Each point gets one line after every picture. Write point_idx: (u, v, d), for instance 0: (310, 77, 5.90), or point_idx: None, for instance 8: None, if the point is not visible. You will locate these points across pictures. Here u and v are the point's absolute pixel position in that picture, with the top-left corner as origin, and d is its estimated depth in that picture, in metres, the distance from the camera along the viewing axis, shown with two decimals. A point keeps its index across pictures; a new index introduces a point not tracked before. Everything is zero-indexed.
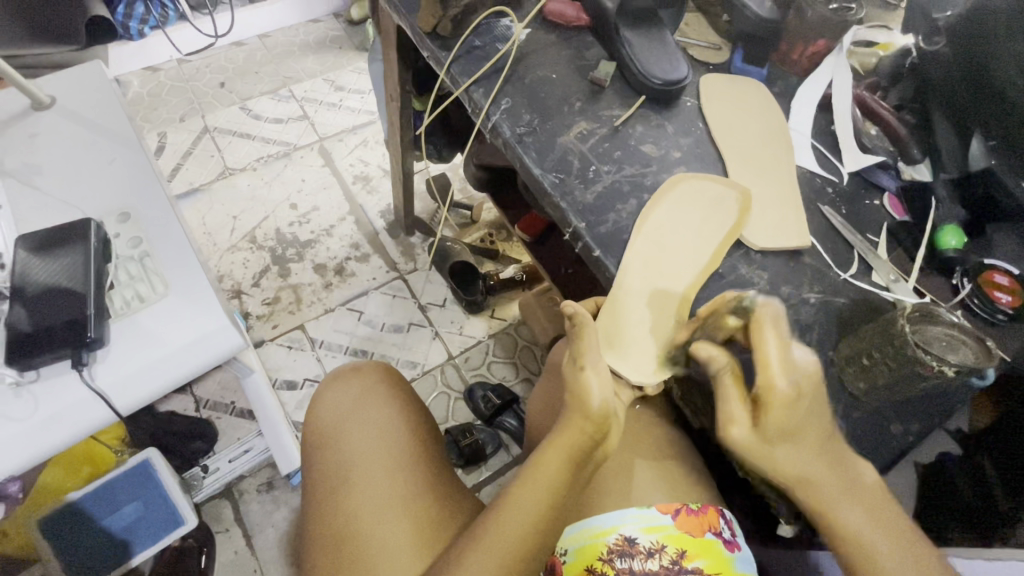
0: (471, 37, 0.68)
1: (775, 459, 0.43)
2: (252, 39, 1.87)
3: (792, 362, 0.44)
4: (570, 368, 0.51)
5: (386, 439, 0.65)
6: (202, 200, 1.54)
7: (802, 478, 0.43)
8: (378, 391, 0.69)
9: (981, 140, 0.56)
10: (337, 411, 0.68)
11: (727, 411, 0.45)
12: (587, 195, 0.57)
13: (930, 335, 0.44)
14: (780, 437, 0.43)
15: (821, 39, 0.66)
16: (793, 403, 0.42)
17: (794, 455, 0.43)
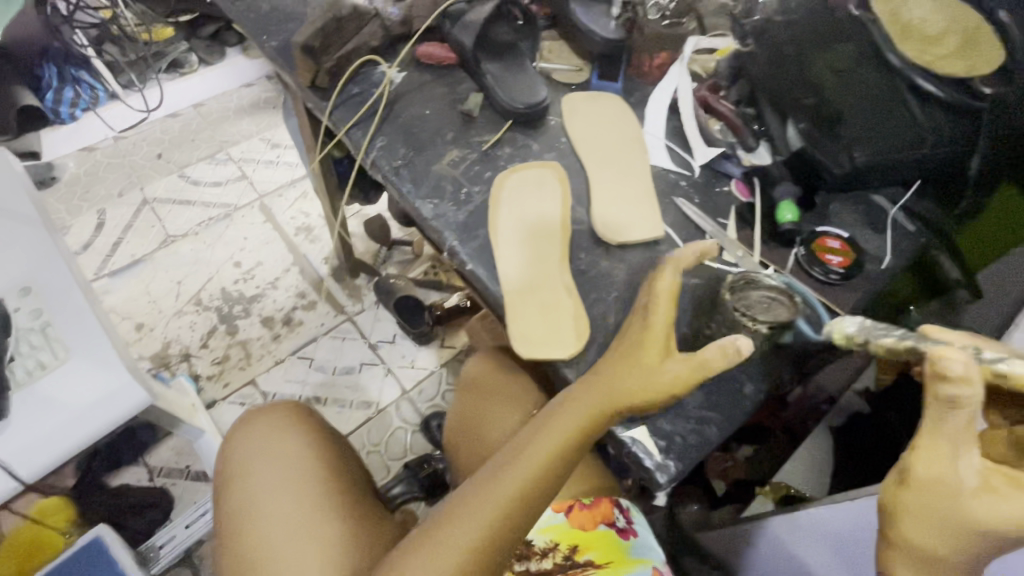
0: (350, 84, 0.73)
1: (946, 502, 0.36)
2: (187, 110, 1.87)
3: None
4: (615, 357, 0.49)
5: (301, 472, 0.62)
6: (144, 271, 1.53)
7: (933, 518, 0.37)
8: (293, 423, 0.68)
9: (795, 125, 0.63)
10: (249, 449, 0.65)
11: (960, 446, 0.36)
12: (460, 215, 0.62)
13: (751, 299, 0.50)
14: (983, 500, 0.36)
15: (663, 51, 0.73)
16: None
17: (966, 520, 0.36)
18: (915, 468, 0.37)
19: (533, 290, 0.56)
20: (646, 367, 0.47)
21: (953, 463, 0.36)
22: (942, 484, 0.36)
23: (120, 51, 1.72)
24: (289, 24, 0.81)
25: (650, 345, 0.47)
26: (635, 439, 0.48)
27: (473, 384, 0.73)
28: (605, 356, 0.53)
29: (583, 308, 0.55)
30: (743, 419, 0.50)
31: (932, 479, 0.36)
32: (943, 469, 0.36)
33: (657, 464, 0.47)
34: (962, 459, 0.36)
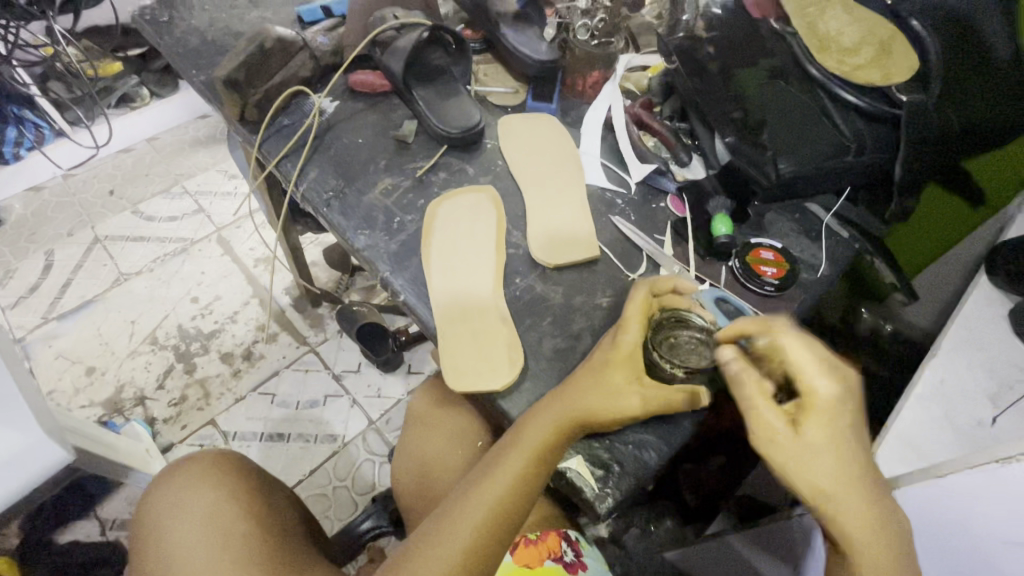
0: (280, 115, 0.71)
1: (809, 473, 0.43)
2: (140, 144, 1.75)
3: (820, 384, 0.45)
4: (576, 381, 0.48)
5: (220, 516, 0.60)
6: (95, 311, 1.40)
7: (820, 490, 0.43)
8: (214, 470, 0.64)
9: (722, 140, 0.62)
10: (164, 503, 0.61)
11: (762, 415, 0.45)
12: (392, 244, 0.61)
13: (681, 339, 0.52)
14: (813, 447, 0.43)
15: (596, 70, 0.73)
16: (835, 412, 0.44)
17: (825, 472, 0.43)
18: (775, 461, 0.44)
19: (464, 315, 0.55)
20: (600, 381, 0.47)
21: (776, 430, 0.44)
22: (794, 457, 0.43)
23: (65, 88, 1.57)
24: (219, 57, 0.80)
25: (616, 365, 0.48)
26: (572, 468, 0.47)
27: (415, 419, 0.72)
28: (540, 383, 0.52)
29: (517, 336, 0.54)
30: (682, 441, 0.49)
31: (789, 457, 0.44)
32: (775, 444, 0.44)
33: (595, 494, 0.47)
34: (772, 421, 0.45)
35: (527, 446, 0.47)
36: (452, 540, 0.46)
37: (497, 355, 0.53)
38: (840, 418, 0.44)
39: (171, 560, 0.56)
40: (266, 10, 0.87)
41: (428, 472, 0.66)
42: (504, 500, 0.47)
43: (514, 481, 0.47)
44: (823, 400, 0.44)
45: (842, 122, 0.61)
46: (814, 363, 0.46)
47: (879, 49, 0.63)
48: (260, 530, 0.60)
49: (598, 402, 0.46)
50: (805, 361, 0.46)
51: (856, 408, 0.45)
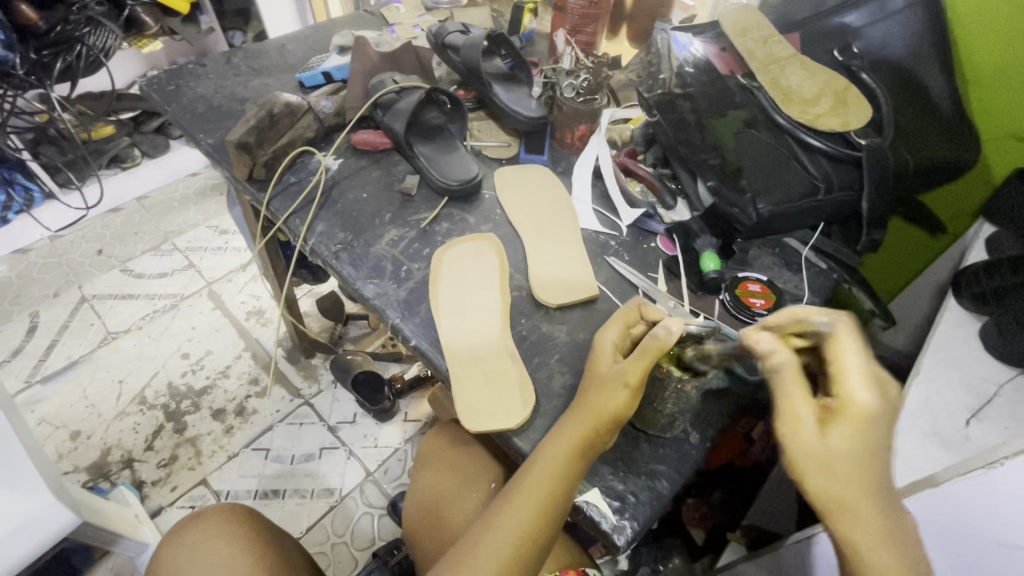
0: (287, 174, 0.75)
1: (828, 478, 0.41)
2: (130, 203, 1.76)
3: (867, 385, 0.44)
4: (591, 387, 0.49)
5: (233, 565, 0.60)
6: (82, 372, 1.37)
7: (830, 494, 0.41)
8: (226, 520, 0.65)
9: (704, 184, 0.67)
10: (176, 560, 0.61)
11: (791, 414, 0.44)
12: (401, 291, 0.64)
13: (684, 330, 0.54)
14: (835, 451, 0.42)
15: (582, 124, 0.78)
16: (866, 422, 0.42)
17: (834, 468, 0.41)
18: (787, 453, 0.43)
19: (475, 354, 0.58)
20: (603, 380, 0.49)
21: (795, 413, 0.44)
22: (812, 455, 0.42)
23: (57, 152, 1.56)
24: (225, 121, 0.85)
25: (600, 361, 0.51)
26: (590, 501, 0.49)
27: (429, 461, 0.73)
28: (551, 420, 0.54)
29: (528, 374, 0.56)
30: (692, 469, 0.51)
31: (792, 434, 0.43)
32: (797, 445, 0.43)
33: (613, 526, 0.48)
34: (798, 411, 0.44)
35: (542, 468, 0.47)
36: (482, 566, 0.45)
37: (515, 387, 0.55)
38: (878, 428, 0.42)
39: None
40: (269, 77, 0.92)
41: (442, 512, 0.66)
42: (526, 525, 0.47)
43: (536, 508, 0.47)
44: (867, 397, 0.43)
45: (811, 165, 0.67)
46: (866, 374, 0.44)
47: (836, 100, 0.70)
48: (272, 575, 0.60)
49: (606, 401, 0.47)
50: (853, 365, 0.45)
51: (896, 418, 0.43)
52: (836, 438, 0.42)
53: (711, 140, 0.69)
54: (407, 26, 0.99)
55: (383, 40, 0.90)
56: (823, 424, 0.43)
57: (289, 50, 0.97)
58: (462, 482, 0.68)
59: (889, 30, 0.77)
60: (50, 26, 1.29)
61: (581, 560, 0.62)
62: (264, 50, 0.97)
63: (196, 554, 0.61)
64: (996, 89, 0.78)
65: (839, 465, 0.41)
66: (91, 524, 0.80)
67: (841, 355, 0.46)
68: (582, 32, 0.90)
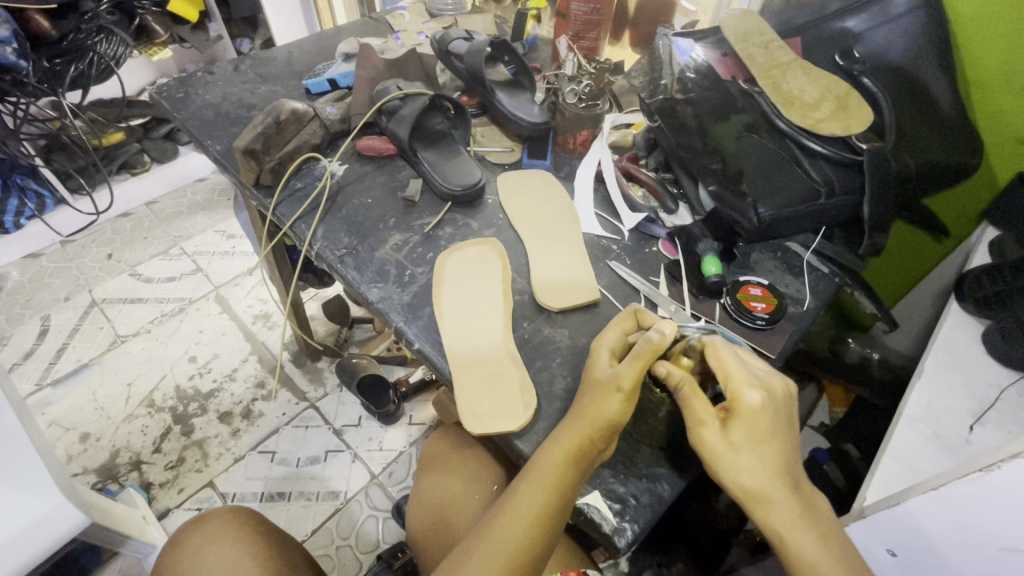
0: (293, 179, 0.76)
1: (739, 476, 0.44)
2: (139, 208, 1.79)
3: (751, 382, 0.46)
4: (587, 394, 0.50)
5: (238, 566, 0.61)
6: (91, 376, 1.39)
7: (747, 489, 0.44)
8: (233, 521, 0.66)
9: (706, 189, 0.68)
10: (183, 561, 0.62)
11: (696, 420, 0.46)
12: (404, 295, 0.65)
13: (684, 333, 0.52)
14: (739, 450, 0.44)
15: (585, 129, 0.79)
16: (759, 418, 0.45)
17: (742, 468, 0.44)
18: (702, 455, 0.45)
19: (477, 359, 0.58)
20: (597, 384, 0.49)
21: (700, 421, 0.45)
22: (719, 456, 0.44)
23: (68, 159, 1.58)
24: (232, 128, 0.86)
25: (594, 370, 0.51)
26: (590, 504, 0.49)
27: (432, 464, 0.73)
28: (552, 423, 0.55)
29: (529, 377, 0.57)
30: (693, 472, 0.51)
31: (701, 444, 0.45)
32: (707, 448, 0.45)
33: (614, 528, 0.48)
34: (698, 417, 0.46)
35: (539, 476, 0.47)
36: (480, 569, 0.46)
37: (517, 392, 0.56)
38: (767, 420, 0.45)
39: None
40: (276, 84, 0.94)
41: (444, 517, 0.67)
42: (524, 530, 0.47)
43: (534, 515, 0.47)
44: (752, 394, 0.45)
45: (812, 169, 0.68)
46: (747, 372, 0.47)
47: (837, 104, 0.71)
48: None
49: (599, 408, 0.47)
50: (737, 368, 0.47)
51: (782, 408, 0.46)
52: (735, 440, 0.44)
53: (714, 144, 0.70)
54: (411, 34, 1.00)
55: (388, 47, 0.91)
56: (724, 425, 0.45)
57: (296, 58, 0.99)
58: (463, 487, 0.68)
59: (890, 34, 0.77)
60: (62, 35, 1.31)
61: (583, 563, 0.62)
62: (271, 57, 0.98)
63: (202, 554, 0.62)
64: (999, 92, 0.78)
65: (744, 464, 0.44)
66: (101, 525, 0.81)
67: (723, 361, 0.48)
68: (585, 39, 0.91)
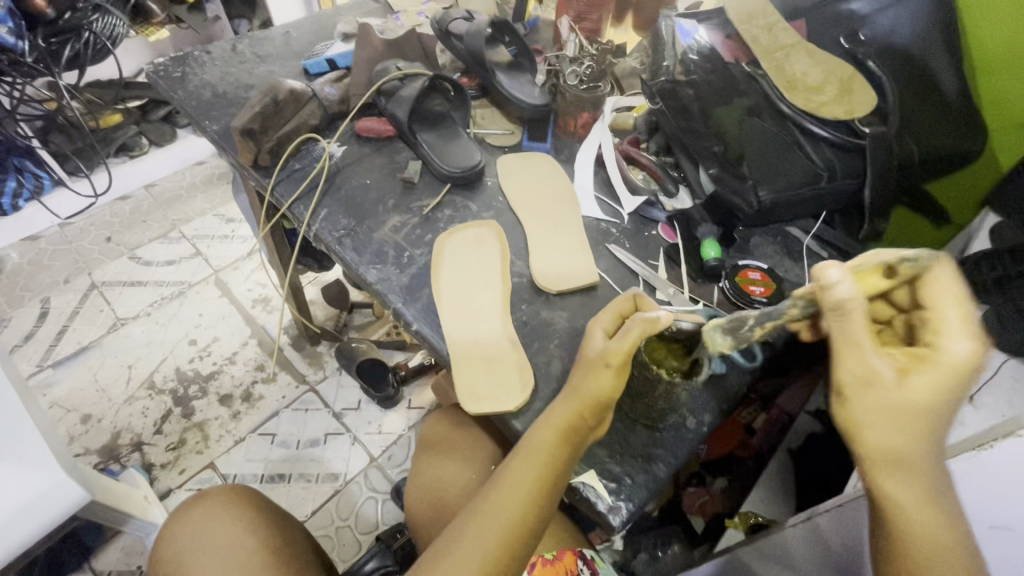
0: (291, 160, 0.76)
1: (890, 432, 0.41)
2: (137, 191, 1.78)
3: (962, 337, 0.42)
4: (579, 371, 0.50)
5: (237, 543, 0.62)
6: (92, 358, 1.39)
7: (892, 450, 0.42)
8: (233, 499, 0.66)
9: (705, 172, 0.68)
10: (183, 537, 0.63)
11: (875, 367, 0.41)
12: (403, 277, 0.65)
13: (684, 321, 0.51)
14: (916, 406, 0.41)
15: (585, 112, 0.78)
16: (957, 378, 0.41)
17: (902, 424, 0.41)
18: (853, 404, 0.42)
19: (475, 342, 0.58)
20: (589, 361, 0.50)
21: (874, 365, 0.41)
22: (887, 413, 0.41)
23: (67, 140, 1.58)
24: (230, 108, 0.85)
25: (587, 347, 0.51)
26: (586, 483, 0.49)
27: (431, 443, 0.74)
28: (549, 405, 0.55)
29: (527, 358, 0.57)
30: (688, 452, 0.52)
31: (864, 386, 0.42)
32: (874, 395, 0.41)
33: (609, 507, 0.48)
34: (879, 366, 0.41)
35: (531, 451, 0.48)
36: (476, 541, 0.46)
37: (514, 375, 0.56)
38: (961, 383, 0.41)
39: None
40: (274, 64, 0.93)
41: (441, 495, 0.68)
42: (518, 502, 0.47)
43: (526, 489, 0.48)
44: (966, 354, 0.41)
45: (814, 152, 0.67)
46: (961, 327, 0.42)
47: (841, 87, 0.70)
48: (276, 554, 0.62)
49: (590, 384, 0.48)
50: (951, 318, 0.42)
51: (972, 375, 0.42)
52: (914, 395, 0.41)
53: (715, 127, 0.69)
54: (411, 13, 0.98)
55: (387, 27, 0.90)
56: (909, 376, 0.42)
57: (294, 37, 0.98)
58: (460, 467, 0.69)
59: (896, 17, 0.76)
60: (59, 13, 1.29)
61: (579, 541, 0.63)
62: (268, 37, 0.97)
63: (202, 531, 0.63)
64: (1005, 76, 0.77)
65: (915, 421, 0.41)
66: (103, 503, 0.82)
67: (936, 305, 0.43)
68: (586, 20, 0.89)
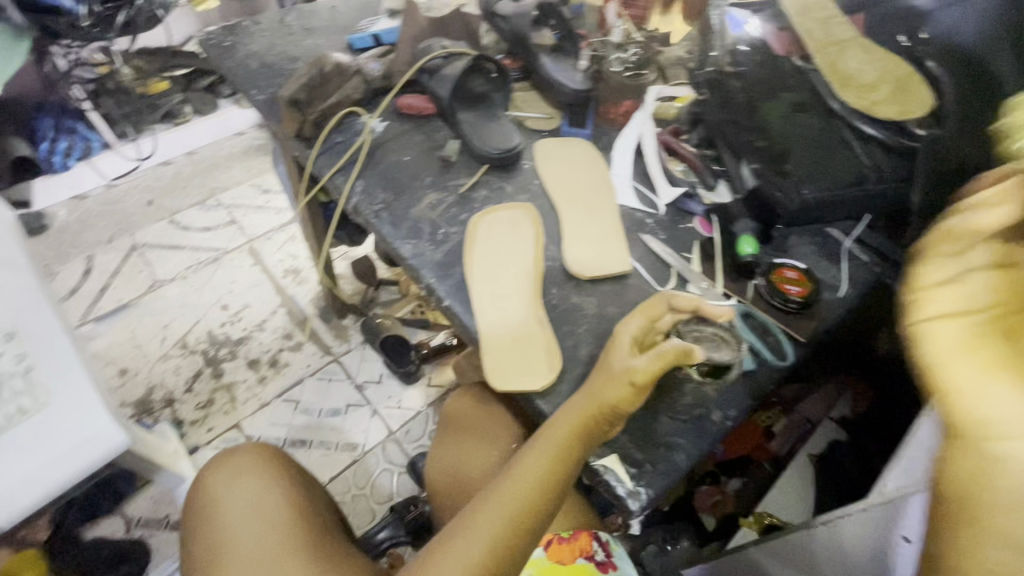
0: (333, 133, 0.77)
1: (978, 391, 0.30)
2: (179, 159, 1.81)
3: None
4: (599, 375, 0.50)
5: (263, 500, 0.64)
6: (130, 315, 1.45)
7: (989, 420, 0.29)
8: (261, 457, 0.69)
9: (748, 166, 0.67)
10: (214, 488, 0.66)
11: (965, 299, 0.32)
12: (437, 253, 0.66)
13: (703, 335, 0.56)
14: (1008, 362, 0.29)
15: (627, 99, 0.79)
16: None
17: (992, 381, 0.29)
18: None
19: (507, 324, 0.59)
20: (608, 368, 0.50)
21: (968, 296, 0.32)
22: (975, 365, 0.30)
23: (115, 104, 1.64)
24: (276, 79, 0.87)
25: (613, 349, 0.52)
26: (607, 466, 0.50)
27: (453, 420, 0.76)
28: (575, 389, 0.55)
29: (555, 341, 0.58)
30: (711, 445, 0.52)
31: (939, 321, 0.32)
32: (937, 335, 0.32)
33: (628, 491, 0.49)
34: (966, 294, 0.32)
35: (546, 447, 0.49)
36: (484, 526, 0.48)
37: (547, 362, 0.56)
38: None
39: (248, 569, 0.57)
40: (319, 38, 0.94)
41: (458, 471, 0.70)
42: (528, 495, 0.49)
43: (539, 481, 0.49)
44: None
45: (863, 153, 0.64)
46: None
47: (896, 87, 0.67)
48: (300, 513, 0.64)
49: (607, 391, 0.48)
50: None
51: None
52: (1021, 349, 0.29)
53: (766, 116, 0.68)
54: None
55: (433, 4, 0.90)
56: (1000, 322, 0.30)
57: (340, 12, 0.99)
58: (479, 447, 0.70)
59: None
60: None
61: (594, 524, 0.64)
62: (316, 10, 0.98)
63: (232, 483, 0.66)
64: None
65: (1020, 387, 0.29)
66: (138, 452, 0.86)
67: None
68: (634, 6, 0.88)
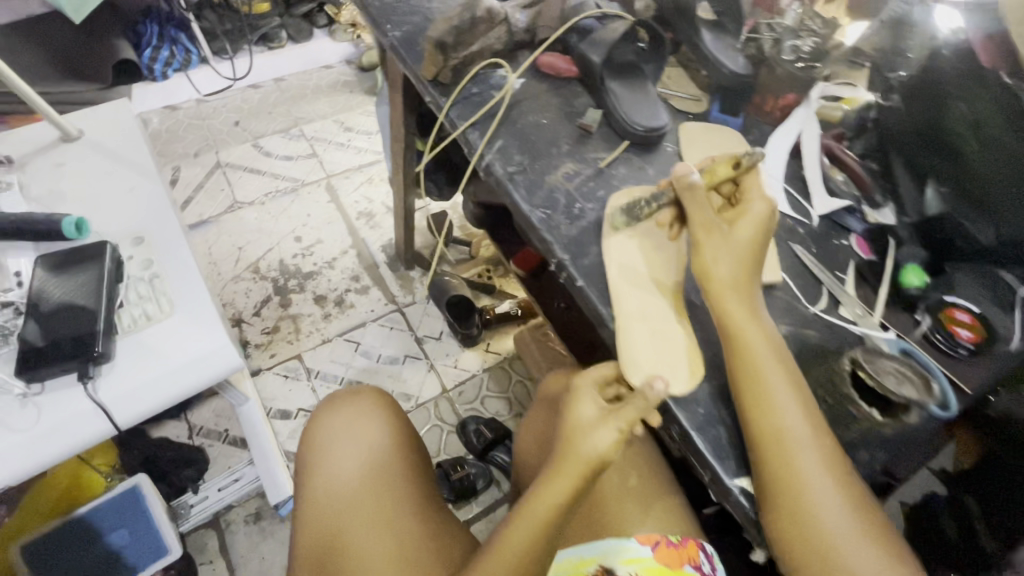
0: (470, 84, 0.74)
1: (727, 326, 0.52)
2: (268, 83, 1.81)
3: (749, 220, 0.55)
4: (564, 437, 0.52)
5: (371, 451, 0.66)
6: (210, 232, 1.49)
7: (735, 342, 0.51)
8: (373, 404, 0.71)
9: (934, 188, 0.61)
10: (329, 427, 0.68)
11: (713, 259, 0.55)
12: (571, 229, 0.62)
13: (884, 367, 0.53)
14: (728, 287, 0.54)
15: (791, 93, 0.72)
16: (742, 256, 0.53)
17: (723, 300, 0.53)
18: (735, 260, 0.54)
19: (650, 318, 0.56)
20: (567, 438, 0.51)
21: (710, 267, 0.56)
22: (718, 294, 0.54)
23: (218, 19, 1.70)
24: (411, 16, 0.83)
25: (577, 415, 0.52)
26: (744, 487, 0.48)
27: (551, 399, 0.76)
28: (714, 399, 0.52)
29: (698, 346, 0.54)
30: None
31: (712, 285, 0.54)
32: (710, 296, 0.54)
33: None
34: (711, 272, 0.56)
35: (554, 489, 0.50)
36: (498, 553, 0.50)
37: (688, 366, 0.53)
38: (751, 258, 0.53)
39: (346, 523, 0.61)
40: None
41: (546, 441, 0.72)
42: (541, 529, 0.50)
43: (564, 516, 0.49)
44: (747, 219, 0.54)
45: None
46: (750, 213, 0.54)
47: None
48: (404, 468, 0.66)
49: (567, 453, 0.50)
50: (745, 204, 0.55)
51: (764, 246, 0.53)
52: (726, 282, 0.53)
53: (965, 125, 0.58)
54: None
55: None
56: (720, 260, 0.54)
57: None
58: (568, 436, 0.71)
59: None
60: None
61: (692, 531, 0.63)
62: None
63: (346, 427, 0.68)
64: None
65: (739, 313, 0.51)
66: None
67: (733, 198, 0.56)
68: None
